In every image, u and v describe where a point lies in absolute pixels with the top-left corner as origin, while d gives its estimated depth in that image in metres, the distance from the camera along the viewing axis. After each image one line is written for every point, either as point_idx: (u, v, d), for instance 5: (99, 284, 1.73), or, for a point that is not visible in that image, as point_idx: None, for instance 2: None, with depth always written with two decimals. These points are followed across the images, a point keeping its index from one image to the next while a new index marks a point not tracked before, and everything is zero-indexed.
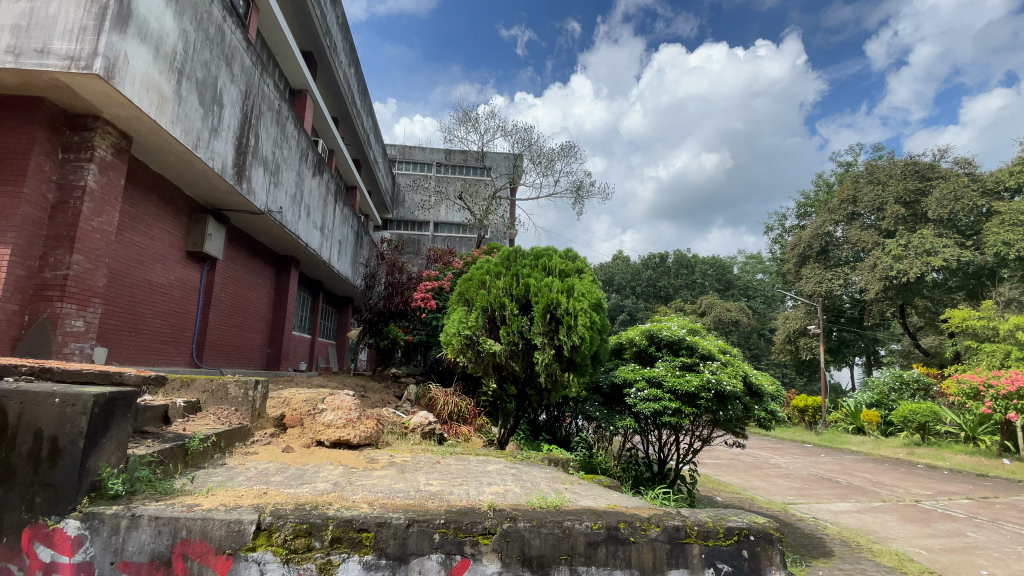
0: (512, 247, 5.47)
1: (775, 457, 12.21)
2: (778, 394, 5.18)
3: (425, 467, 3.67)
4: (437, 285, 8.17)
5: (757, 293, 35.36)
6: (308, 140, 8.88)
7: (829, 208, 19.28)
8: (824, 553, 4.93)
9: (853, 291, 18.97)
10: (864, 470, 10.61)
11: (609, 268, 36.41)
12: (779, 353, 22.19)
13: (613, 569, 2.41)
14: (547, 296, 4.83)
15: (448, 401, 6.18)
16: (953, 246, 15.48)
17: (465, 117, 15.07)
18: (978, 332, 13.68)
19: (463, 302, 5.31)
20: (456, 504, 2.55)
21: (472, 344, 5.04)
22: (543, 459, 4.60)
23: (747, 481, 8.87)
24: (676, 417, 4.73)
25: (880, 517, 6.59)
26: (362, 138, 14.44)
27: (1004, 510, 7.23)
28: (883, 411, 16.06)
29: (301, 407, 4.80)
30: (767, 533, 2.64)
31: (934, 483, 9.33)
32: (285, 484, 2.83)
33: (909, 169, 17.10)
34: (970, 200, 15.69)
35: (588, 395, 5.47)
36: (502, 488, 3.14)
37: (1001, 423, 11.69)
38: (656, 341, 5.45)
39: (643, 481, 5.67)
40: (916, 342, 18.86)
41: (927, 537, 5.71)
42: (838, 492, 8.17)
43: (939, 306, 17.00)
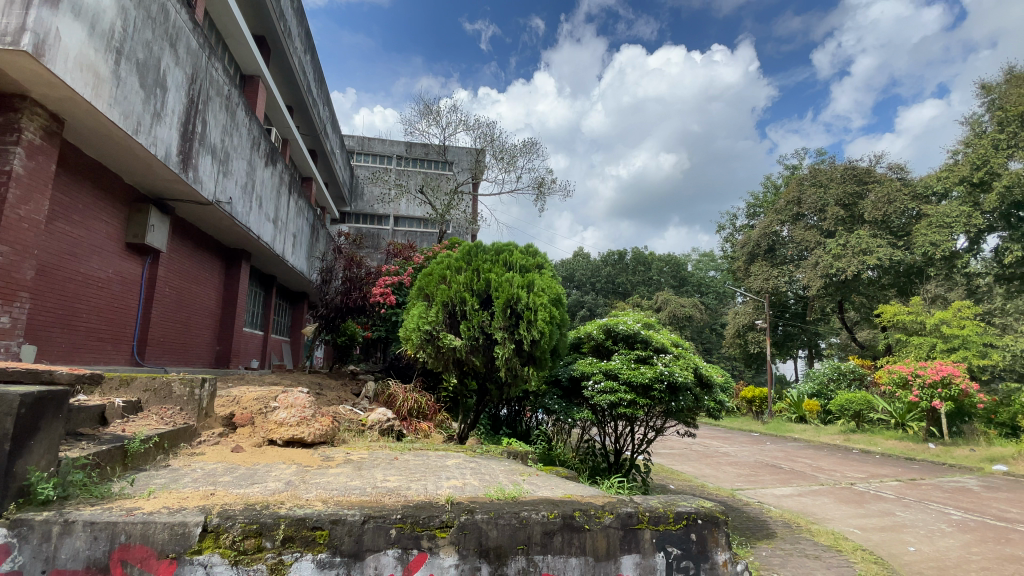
0: (472, 242, 5.43)
1: (725, 446, 12.73)
2: (726, 384, 5.40)
3: (382, 464, 3.62)
4: (397, 280, 8.05)
5: (710, 289, 36.72)
6: (260, 128, 8.52)
7: (776, 208, 20.17)
8: (767, 534, 5.22)
9: (797, 287, 19.99)
10: (805, 456, 11.25)
11: (570, 264, 36.89)
12: (729, 347, 23.16)
13: (568, 556, 2.47)
14: (508, 291, 4.84)
15: (407, 398, 6.12)
16: (886, 245, 16.54)
17: (427, 109, 14.77)
18: (906, 326, 14.57)
19: (423, 297, 5.24)
20: (413, 499, 2.54)
21: (432, 340, 4.99)
22: (502, 452, 4.64)
23: (698, 469, 9.26)
24: (631, 409, 4.87)
25: (819, 500, 7.02)
26: (318, 128, 13.98)
27: (928, 490, 7.85)
28: (822, 400, 17.15)
29: (252, 406, 4.62)
30: (714, 516, 2.76)
31: (868, 467, 10.02)
32: (233, 484, 2.74)
33: (848, 173, 18.13)
34: (901, 203, 16.83)
35: (548, 389, 5.56)
36: (461, 481, 3.15)
37: (927, 410, 12.69)
38: (613, 335, 5.58)
39: (600, 471, 5.81)
40: (853, 335, 20.15)
41: (860, 517, 6.13)
42: (780, 477, 8.65)
43: (873, 301, 18.21)
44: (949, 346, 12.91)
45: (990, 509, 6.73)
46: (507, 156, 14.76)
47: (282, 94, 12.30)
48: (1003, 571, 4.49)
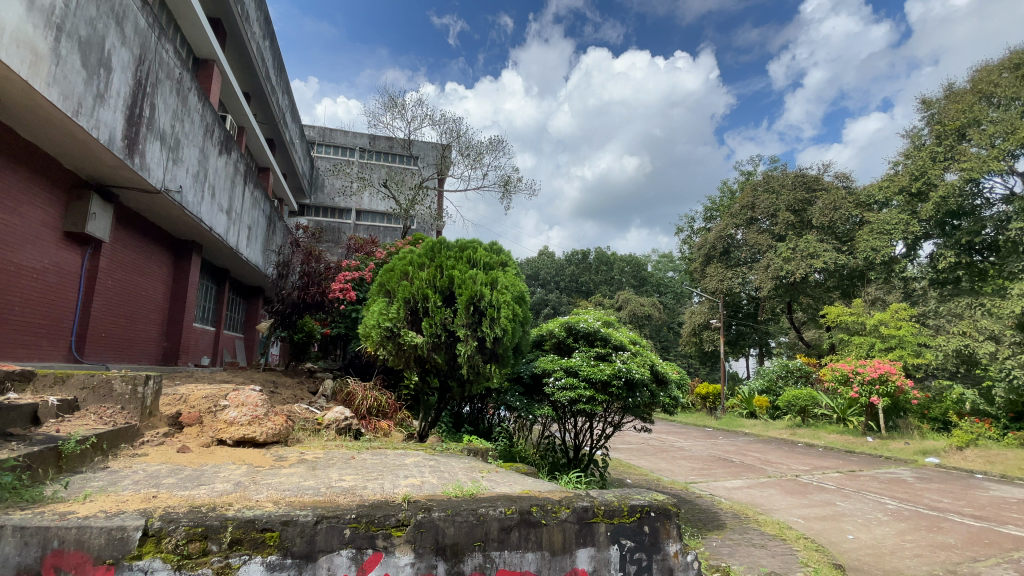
0: (436, 238, 5.36)
1: (680, 440, 13.15)
2: (682, 381, 5.54)
3: (338, 464, 3.54)
4: (357, 276, 7.87)
5: (669, 288, 37.76)
6: (214, 115, 8.14)
7: (731, 212, 20.94)
8: (717, 525, 5.42)
9: (750, 288, 20.87)
10: (754, 450, 11.77)
11: (535, 263, 37.19)
12: (686, 345, 23.94)
13: (525, 551, 2.49)
14: (471, 288, 4.80)
15: (367, 396, 6.00)
16: (831, 250, 17.49)
17: (391, 102, 14.50)
18: (849, 326, 15.40)
19: (384, 293, 5.14)
20: (369, 498, 2.49)
21: (393, 337, 4.91)
22: (462, 450, 4.61)
23: (654, 463, 9.52)
24: (591, 405, 4.96)
25: (767, 492, 7.35)
26: (276, 116, 13.49)
27: (865, 481, 8.35)
28: (771, 396, 18.00)
29: (201, 404, 4.42)
30: (666, 509, 2.85)
31: (812, 459, 10.58)
32: (178, 486, 2.61)
33: (798, 181, 19.04)
34: (845, 210, 17.82)
35: (510, 385, 5.59)
36: (419, 480, 3.12)
37: (866, 406, 13.52)
38: (574, 333, 5.66)
39: (559, 467, 5.90)
40: (801, 335, 21.23)
41: (803, 507, 6.46)
42: (732, 470, 9.02)
43: (819, 303, 19.20)
44: (887, 345, 13.76)
45: (921, 499, 7.22)
46: (473, 152, 14.68)
47: (239, 80, 11.80)
48: (931, 557, 4.82)
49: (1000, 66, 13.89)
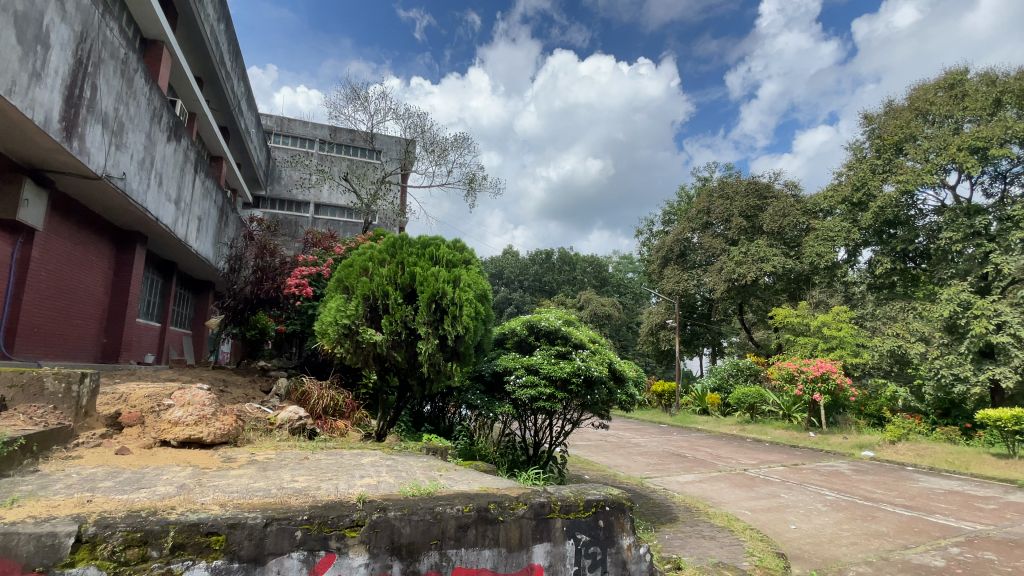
0: (398, 234, 5.29)
1: (636, 437, 13.48)
2: (638, 378, 5.68)
3: (291, 464, 3.44)
4: (314, 272, 7.66)
5: (628, 289, 38.59)
6: (162, 99, 7.71)
7: (688, 216, 21.64)
8: (670, 518, 5.59)
9: (704, 290, 21.66)
10: (706, 445, 12.22)
11: (499, 261, 37.26)
12: (643, 344, 24.62)
13: (481, 549, 2.49)
14: (432, 286, 4.75)
15: (322, 395, 5.84)
16: (780, 254, 18.39)
17: (354, 94, 14.14)
18: (795, 327, 16.22)
19: (342, 289, 5.03)
20: (323, 499, 2.43)
21: (351, 334, 4.80)
22: (421, 449, 4.56)
23: (611, 459, 9.73)
24: (550, 402, 5.02)
25: (717, 485, 7.64)
26: (231, 103, 12.91)
27: (807, 474, 8.83)
28: (722, 394, 18.78)
29: (142, 403, 4.18)
30: (620, 503, 2.93)
31: (759, 454, 11.08)
32: (116, 490, 2.47)
33: (751, 188, 19.88)
34: (793, 217, 18.76)
35: (471, 384, 5.57)
36: (375, 479, 3.07)
37: (809, 403, 14.29)
38: (535, 331, 5.72)
39: (519, 464, 5.94)
40: (751, 335, 22.22)
41: (751, 500, 6.77)
42: (685, 465, 9.33)
43: (768, 305, 20.13)
44: (829, 345, 14.58)
45: (857, 490, 7.71)
46: (438, 149, 14.52)
47: (190, 63, 11.23)
48: (867, 544, 5.15)
49: (935, 86, 14.90)
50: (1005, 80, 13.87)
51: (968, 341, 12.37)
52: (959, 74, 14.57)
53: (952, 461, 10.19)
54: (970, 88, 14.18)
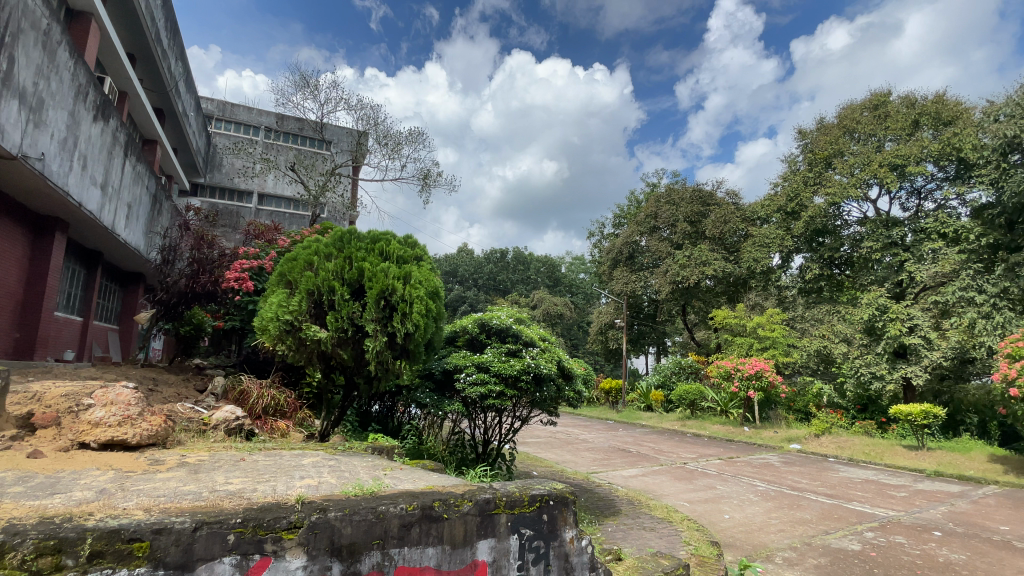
0: (346, 228, 5.15)
1: (584, 433, 13.78)
2: (586, 375, 5.82)
3: (226, 466, 3.28)
4: (256, 265, 7.28)
5: (580, 289, 39.45)
6: (89, 75, 7.13)
7: (637, 220, 22.35)
8: (613, 511, 5.77)
9: (651, 291, 22.45)
10: (649, 440, 12.68)
11: (453, 259, 37.04)
12: (593, 343, 25.22)
13: (425, 547, 2.47)
14: (382, 282, 4.66)
15: (263, 394, 5.60)
16: (720, 259, 19.35)
17: (304, 81, 13.59)
18: (733, 328, 17.11)
19: (285, 284, 4.84)
20: (259, 501, 2.32)
21: (293, 331, 4.64)
22: (366, 449, 4.46)
23: (559, 456, 9.92)
24: (500, 400, 5.05)
25: (659, 479, 7.95)
26: (168, 83, 12.09)
27: (741, 466, 9.36)
28: (665, 390, 19.56)
29: (58, 403, 3.85)
30: (564, 497, 3.00)
31: (699, 448, 11.63)
32: (25, 496, 2.26)
33: (696, 195, 20.79)
34: (733, 224, 19.77)
35: (420, 382, 5.50)
36: (316, 480, 2.99)
37: (744, 399, 15.14)
38: (486, 329, 5.72)
39: (467, 462, 5.94)
40: (693, 335, 23.21)
41: (689, 492, 7.09)
42: (629, 460, 9.65)
43: (709, 306, 21.14)
44: (762, 345, 15.50)
45: (785, 480, 8.25)
46: (392, 142, 14.22)
47: (122, 38, 10.44)
48: (792, 531, 5.52)
49: (861, 106, 16.11)
50: (922, 104, 15.23)
51: (884, 342, 13.49)
52: (882, 96, 15.83)
53: (868, 453, 11.10)
54: (891, 110, 15.42)
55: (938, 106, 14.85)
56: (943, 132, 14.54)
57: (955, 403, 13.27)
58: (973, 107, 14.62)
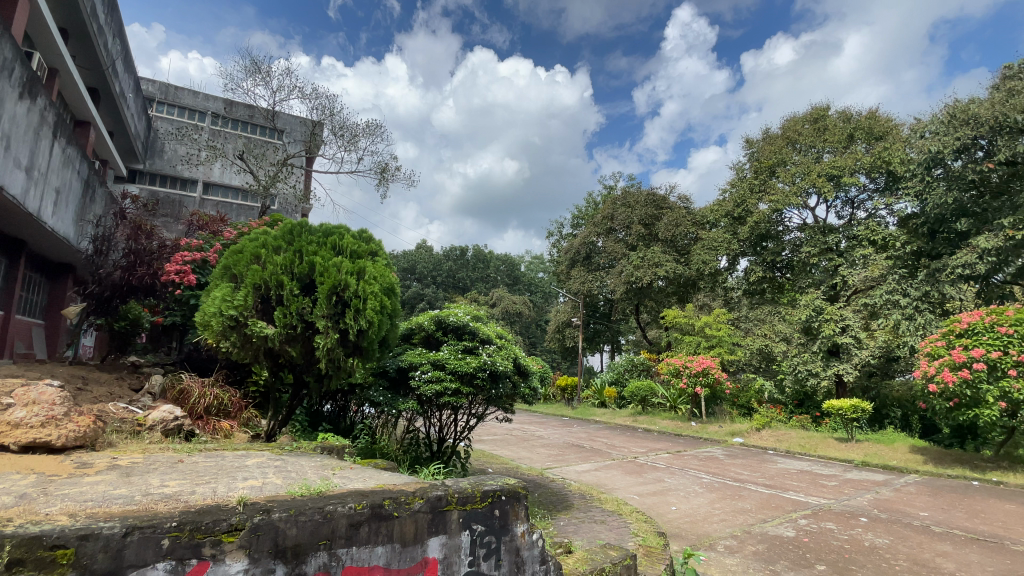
0: (297, 220, 4.99)
1: (539, 430, 13.94)
2: (542, 372, 5.89)
3: (162, 468, 3.11)
4: (198, 257, 6.91)
5: (538, 287, 39.96)
6: (14, 49, 6.56)
7: (594, 221, 22.79)
8: (566, 506, 5.87)
9: (607, 291, 22.97)
10: (603, 436, 12.98)
11: (411, 256, 36.56)
12: (550, 341, 25.53)
13: (374, 546, 2.44)
14: (334, 277, 4.54)
15: (204, 393, 5.33)
16: (672, 260, 20.02)
17: (254, 67, 13.00)
18: (682, 327, 17.75)
19: (229, 278, 4.65)
20: (198, 504, 2.22)
21: (238, 327, 4.47)
22: (315, 449, 4.35)
23: (515, 452, 10.00)
24: (455, 397, 5.03)
25: (610, 473, 8.16)
26: (105, 62, 11.28)
27: (688, 460, 9.74)
28: (618, 387, 20.10)
29: None
30: (516, 492, 3.04)
31: (649, 443, 12.02)
32: None
33: (650, 198, 21.41)
34: (684, 227, 20.49)
35: (374, 380, 5.41)
36: (260, 481, 2.89)
37: (692, 395, 15.78)
38: (443, 326, 5.68)
39: (422, 460, 5.90)
40: (645, 334, 23.88)
41: (639, 485, 7.32)
42: (582, 455, 9.85)
43: (661, 306, 21.83)
44: (709, 343, 16.22)
45: (728, 472, 8.66)
46: (348, 134, 13.85)
47: (53, 12, 9.68)
48: (733, 520, 5.81)
49: (803, 119, 17.04)
50: (857, 119, 16.33)
51: (819, 341, 14.39)
52: (821, 111, 16.81)
53: (804, 445, 11.82)
54: (830, 123, 16.42)
55: (870, 122, 15.97)
56: (874, 146, 15.61)
57: (881, 398, 14.33)
58: (901, 123, 15.80)
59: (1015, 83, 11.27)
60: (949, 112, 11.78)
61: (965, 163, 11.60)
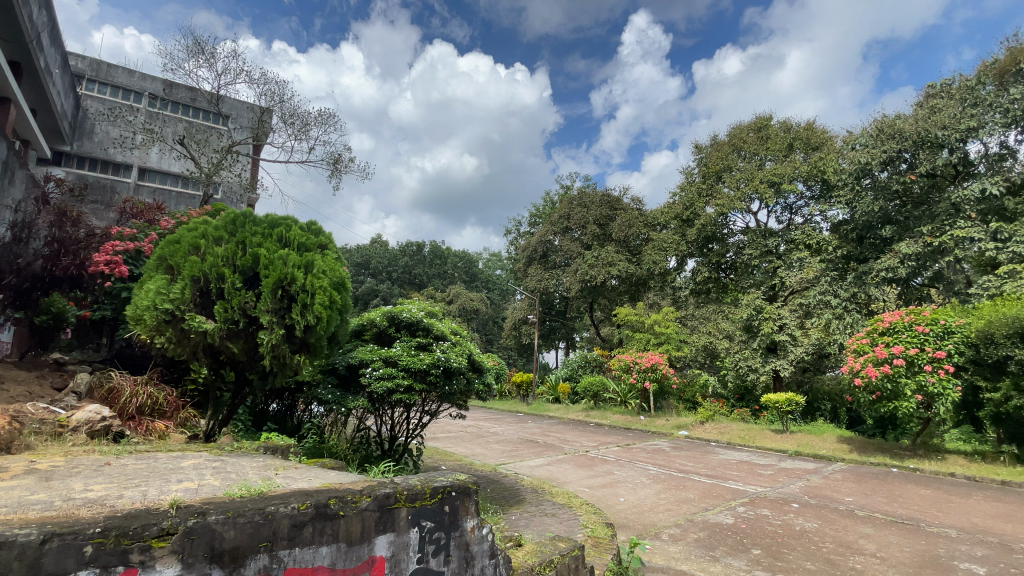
0: (240, 211, 4.76)
1: (494, 425, 14.02)
2: (496, 369, 5.92)
3: (86, 472, 2.90)
4: (132, 247, 6.45)
5: (495, 284, 39.99)
6: None
7: (551, 219, 23.07)
8: (518, 500, 5.94)
9: (562, 289, 23.32)
10: (556, 431, 13.20)
11: (365, 251, 35.72)
12: (506, 338, 25.67)
13: (318, 546, 2.38)
14: (280, 271, 4.37)
15: (137, 393, 5.01)
16: (625, 260, 20.56)
17: (198, 47, 12.28)
18: (633, 324, 18.29)
19: (165, 270, 4.39)
20: (126, 508, 2.09)
21: (174, 321, 4.25)
22: (258, 449, 4.19)
23: (469, 449, 10.00)
24: (407, 394, 4.96)
25: (561, 467, 8.31)
26: (28, 33, 10.33)
27: (636, 452, 10.07)
28: (572, 383, 20.48)
29: None
30: (466, 488, 3.05)
31: (600, 436, 12.33)
32: None
33: (605, 199, 21.89)
34: (637, 228, 21.10)
35: (322, 377, 5.26)
36: (195, 483, 2.76)
37: (641, 390, 16.31)
38: (396, 322, 5.60)
39: (372, 459, 5.79)
40: (598, 332, 24.26)
41: (589, 478, 7.51)
42: (536, 450, 9.99)
43: (614, 303, 22.39)
44: (658, 340, 16.81)
45: (674, 464, 9.02)
46: (299, 123, 13.33)
47: None
48: (677, 509, 6.07)
49: (748, 127, 17.90)
50: (796, 129, 17.31)
51: (759, 338, 15.20)
52: (764, 120, 17.70)
53: (743, 437, 12.47)
54: (772, 132, 17.34)
55: (808, 133, 16.98)
56: (811, 155, 16.61)
57: (814, 392, 15.31)
58: (835, 136, 16.89)
59: (936, 102, 12.26)
60: (878, 126, 12.68)
61: (891, 175, 12.54)
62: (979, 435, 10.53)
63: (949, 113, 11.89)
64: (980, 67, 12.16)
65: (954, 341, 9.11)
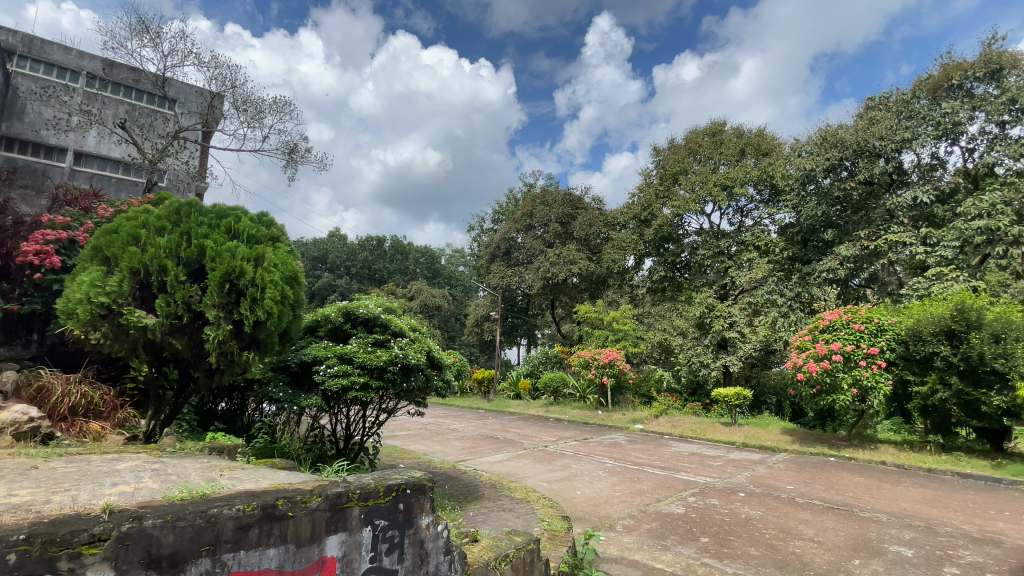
0: (185, 200, 4.54)
1: (454, 422, 13.97)
2: (455, 365, 5.91)
3: (9, 476, 2.70)
4: (65, 237, 6.05)
5: (458, 281, 39.78)
6: None
7: (514, 217, 23.15)
8: (475, 496, 5.94)
9: (524, 286, 23.44)
10: (516, 427, 13.29)
11: (323, 245, 34.71)
12: (468, 335, 25.57)
13: (265, 548, 2.31)
14: (228, 263, 4.20)
15: (69, 392, 4.70)
16: (585, 258, 20.89)
17: (141, 25, 11.58)
18: (593, 321, 18.63)
19: (100, 261, 4.14)
20: (53, 513, 1.98)
21: (111, 316, 4.03)
22: (203, 449, 4.01)
23: (428, 446, 9.92)
24: (364, 392, 4.86)
25: (520, 463, 8.37)
26: None
27: (593, 447, 10.29)
28: (533, 379, 20.65)
29: None
30: (420, 485, 3.04)
31: (559, 432, 12.50)
32: None
33: (567, 197, 22.16)
34: (598, 227, 21.48)
35: (273, 375, 5.09)
36: (132, 486, 2.62)
37: (599, 385, 16.65)
38: (352, 318, 5.49)
39: (326, 458, 5.66)
40: (559, 329, 24.61)
41: (547, 472, 7.62)
42: (495, 446, 10.03)
43: (575, 301, 22.71)
44: (616, 337, 17.20)
45: (629, 457, 9.27)
46: (252, 109, 12.79)
47: None
48: (631, 501, 6.25)
49: (703, 132, 18.54)
50: (748, 135, 18.06)
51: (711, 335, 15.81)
52: (719, 126, 18.38)
53: (695, 430, 12.95)
54: (726, 137, 18.03)
55: (759, 140, 17.75)
56: (762, 160, 17.38)
57: (761, 387, 16.04)
58: (783, 143, 17.74)
59: (875, 114, 13.08)
60: (822, 135, 13.41)
61: (833, 181, 13.28)
62: (907, 425, 11.35)
63: (886, 124, 12.71)
64: (915, 83, 13.16)
65: (886, 338, 9.78)
